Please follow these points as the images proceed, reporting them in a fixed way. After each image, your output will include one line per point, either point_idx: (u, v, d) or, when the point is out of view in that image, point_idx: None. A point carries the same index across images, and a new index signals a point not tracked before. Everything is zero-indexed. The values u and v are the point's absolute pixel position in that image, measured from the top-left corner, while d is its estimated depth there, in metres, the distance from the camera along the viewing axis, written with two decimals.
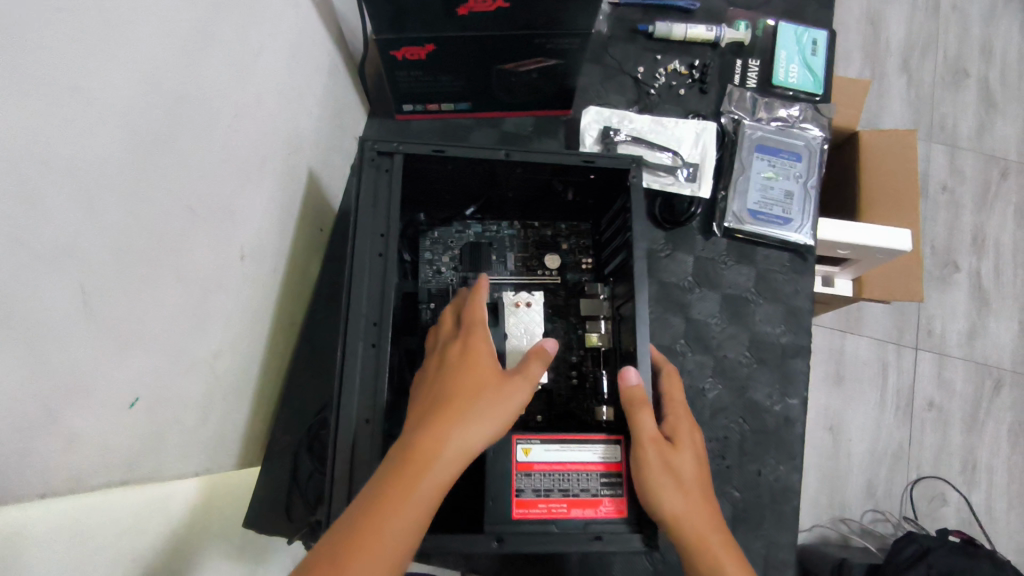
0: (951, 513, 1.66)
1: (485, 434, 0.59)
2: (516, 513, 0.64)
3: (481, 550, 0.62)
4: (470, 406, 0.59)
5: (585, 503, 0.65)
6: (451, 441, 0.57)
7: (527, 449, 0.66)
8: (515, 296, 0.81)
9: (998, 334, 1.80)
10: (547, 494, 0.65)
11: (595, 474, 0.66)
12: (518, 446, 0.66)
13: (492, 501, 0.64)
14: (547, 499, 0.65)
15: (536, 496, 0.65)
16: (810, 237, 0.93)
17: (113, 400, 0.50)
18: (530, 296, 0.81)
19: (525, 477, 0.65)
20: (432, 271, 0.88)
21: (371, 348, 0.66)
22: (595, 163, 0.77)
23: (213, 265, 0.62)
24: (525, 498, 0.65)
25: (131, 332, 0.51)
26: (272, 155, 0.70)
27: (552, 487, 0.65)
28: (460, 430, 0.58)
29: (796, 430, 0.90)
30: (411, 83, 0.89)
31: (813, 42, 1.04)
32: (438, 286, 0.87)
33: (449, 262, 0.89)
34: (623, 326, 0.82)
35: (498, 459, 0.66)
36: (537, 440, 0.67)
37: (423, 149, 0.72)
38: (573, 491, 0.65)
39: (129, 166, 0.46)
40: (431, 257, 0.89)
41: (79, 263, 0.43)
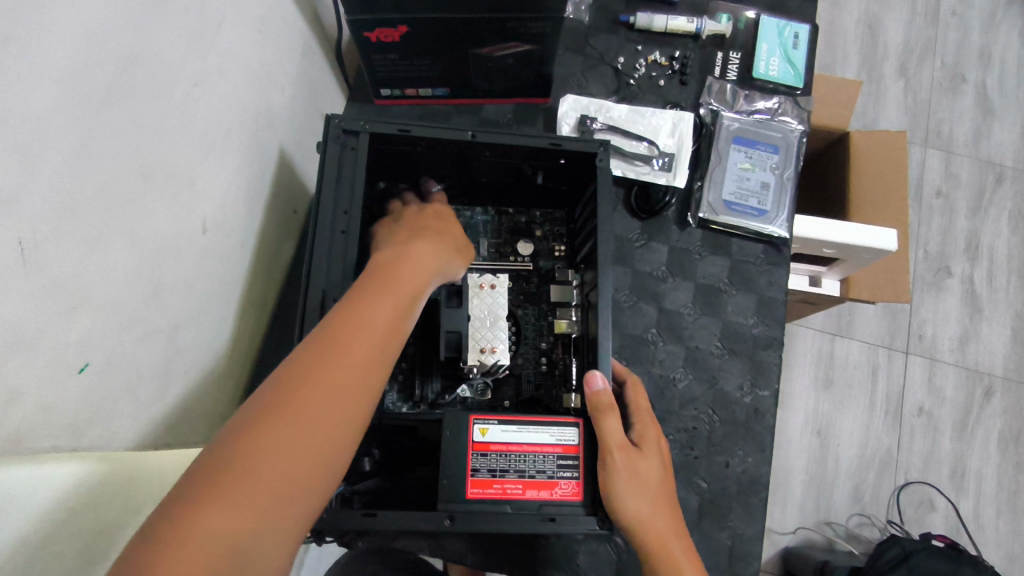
0: (938, 519, 1.64)
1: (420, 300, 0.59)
2: (470, 492, 0.63)
3: (432, 528, 0.61)
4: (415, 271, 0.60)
5: (541, 484, 0.64)
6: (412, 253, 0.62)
7: (484, 429, 0.66)
8: (480, 277, 0.82)
9: (990, 341, 1.79)
10: (503, 475, 0.65)
11: (551, 456, 0.66)
12: (475, 427, 0.66)
13: (446, 479, 0.64)
14: (502, 480, 0.64)
15: (491, 476, 0.64)
16: (784, 229, 0.93)
17: (60, 364, 0.51)
18: (495, 278, 0.82)
19: (481, 457, 0.65)
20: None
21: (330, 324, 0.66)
22: (563, 147, 0.77)
23: (170, 234, 0.62)
24: (480, 478, 0.64)
25: (78, 293, 0.51)
26: (236, 129, 0.70)
27: (508, 467, 0.65)
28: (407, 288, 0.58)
29: (766, 422, 0.90)
30: (387, 67, 0.89)
31: (794, 35, 1.04)
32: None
33: None
34: (590, 312, 0.81)
35: (454, 439, 0.65)
36: (495, 421, 0.66)
37: (389, 128, 0.73)
38: (529, 472, 0.65)
39: (74, 123, 0.47)
40: None
41: (19, 215, 0.43)
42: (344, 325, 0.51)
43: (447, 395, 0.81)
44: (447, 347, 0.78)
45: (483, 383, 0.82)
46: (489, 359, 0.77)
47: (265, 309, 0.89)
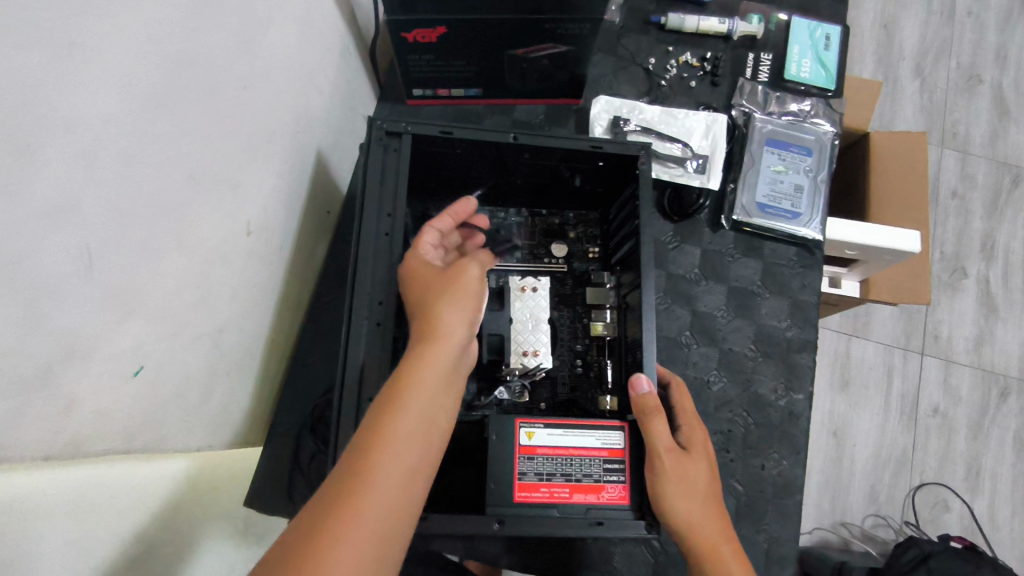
0: (953, 520, 1.64)
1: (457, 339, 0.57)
2: (518, 496, 0.64)
3: (482, 532, 0.61)
4: (451, 314, 0.58)
5: (588, 488, 0.64)
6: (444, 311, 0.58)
7: (531, 433, 0.66)
8: (521, 280, 0.82)
9: (1006, 342, 1.79)
10: (550, 478, 0.65)
11: (598, 459, 0.66)
12: (521, 430, 0.66)
13: (494, 483, 0.64)
14: (549, 483, 0.64)
15: (538, 479, 0.64)
16: (818, 232, 0.93)
17: (116, 368, 0.51)
18: (536, 280, 0.82)
19: (528, 460, 0.65)
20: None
21: (376, 327, 0.66)
22: (604, 149, 0.77)
23: (217, 238, 0.62)
24: (527, 481, 0.64)
25: (134, 299, 0.51)
26: (279, 131, 0.70)
27: (554, 471, 0.65)
28: (446, 347, 0.56)
29: (800, 425, 0.90)
30: (422, 68, 0.89)
31: (826, 37, 1.04)
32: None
33: None
34: (628, 315, 0.81)
35: (500, 442, 0.65)
36: (541, 425, 0.66)
37: (431, 130, 0.72)
38: (575, 475, 0.65)
39: (133, 128, 0.46)
40: None
41: (80, 223, 0.43)
42: (382, 412, 0.50)
43: (484, 396, 0.81)
44: (489, 350, 0.78)
45: (520, 385, 0.81)
46: (531, 362, 0.77)
47: (299, 310, 0.89)
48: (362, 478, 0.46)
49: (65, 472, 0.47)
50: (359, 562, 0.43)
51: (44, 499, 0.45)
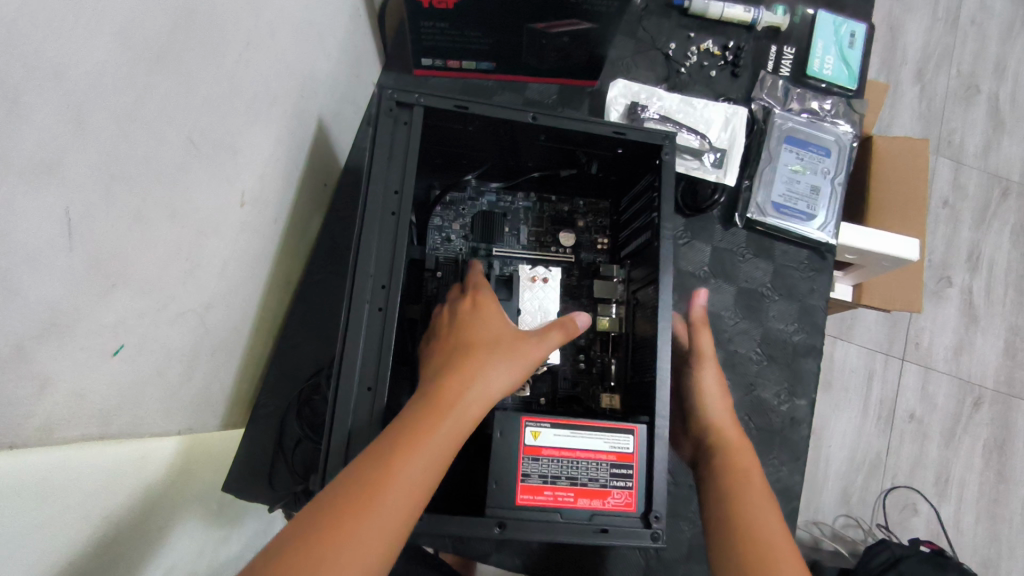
0: (919, 524, 1.67)
1: (507, 382, 0.58)
2: (521, 498, 0.60)
3: (483, 535, 0.58)
4: (531, 357, 0.60)
5: (594, 493, 0.62)
6: (525, 349, 0.61)
7: (536, 432, 0.62)
8: (532, 269, 0.77)
9: (983, 353, 1.81)
10: (554, 481, 0.61)
11: (605, 463, 0.63)
12: (527, 430, 0.62)
13: (496, 484, 0.60)
14: (553, 487, 0.61)
15: (542, 482, 0.61)
16: (832, 236, 0.90)
17: (96, 347, 0.46)
18: (547, 270, 0.77)
19: (533, 462, 0.61)
20: (440, 239, 0.83)
21: (378, 312, 0.61)
22: (627, 135, 0.72)
23: (211, 207, 0.56)
24: (531, 483, 0.61)
25: (119, 271, 0.46)
26: (282, 94, 0.64)
27: (559, 474, 0.62)
28: (512, 374, 0.59)
29: (801, 432, 0.88)
30: (434, 36, 0.83)
31: (851, 34, 1.01)
32: (445, 255, 0.81)
33: (459, 231, 0.83)
34: (638, 313, 0.78)
35: (506, 442, 0.61)
36: (548, 424, 0.62)
37: (446, 103, 0.67)
38: (581, 479, 0.62)
39: (130, 81, 0.41)
40: (440, 223, 0.83)
41: (65, 186, 0.38)
42: (431, 413, 0.52)
43: None
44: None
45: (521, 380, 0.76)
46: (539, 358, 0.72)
47: (289, 287, 0.84)
48: (385, 485, 0.47)
49: (34, 457, 0.43)
50: (392, 526, 0.46)
51: (9, 488, 0.41)
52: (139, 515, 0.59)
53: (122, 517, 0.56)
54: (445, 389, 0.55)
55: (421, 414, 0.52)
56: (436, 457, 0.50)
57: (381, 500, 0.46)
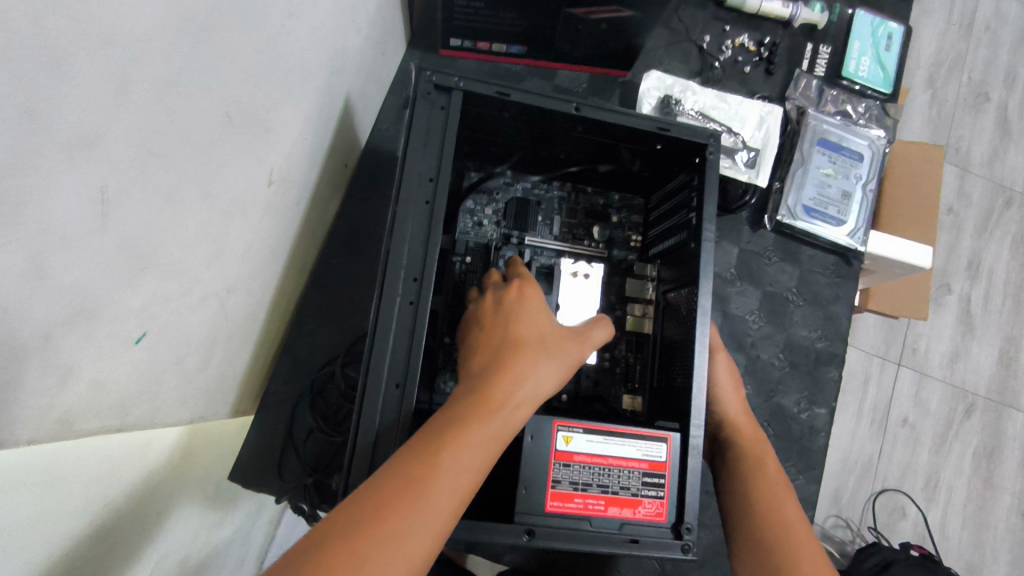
0: (907, 527, 1.68)
1: (552, 383, 0.56)
2: (551, 505, 0.58)
3: (511, 542, 0.56)
4: (574, 357, 0.59)
5: (625, 501, 0.60)
6: (570, 349, 0.59)
7: (568, 437, 0.60)
8: (574, 263, 0.75)
9: (978, 361, 1.82)
10: (585, 488, 0.59)
11: (637, 471, 0.61)
12: (558, 434, 0.60)
13: (526, 490, 0.58)
14: (584, 494, 0.59)
15: (573, 489, 0.59)
16: (859, 242, 0.89)
17: (120, 335, 0.43)
18: (590, 267, 0.75)
19: (563, 467, 0.59)
20: (471, 223, 0.80)
21: (410, 306, 0.58)
22: (672, 132, 0.70)
23: (240, 187, 0.53)
24: (561, 490, 0.59)
25: (148, 254, 0.43)
26: (315, 69, 0.61)
27: (590, 481, 0.60)
28: (556, 373, 0.57)
29: (819, 441, 0.87)
30: (467, 15, 0.79)
31: (887, 36, 0.98)
32: (476, 240, 0.78)
33: (492, 216, 0.81)
34: (669, 314, 0.76)
35: (537, 446, 0.59)
36: (580, 429, 0.60)
37: (488, 89, 0.64)
38: (612, 487, 0.60)
39: (177, 45, 0.37)
40: (472, 207, 0.80)
41: (104, 160, 0.34)
42: (478, 411, 0.51)
43: None
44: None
45: None
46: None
47: (304, 271, 0.81)
48: (431, 484, 0.45)
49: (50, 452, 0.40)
50: (437, 527, 0.45)
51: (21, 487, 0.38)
52: (141, 509, 0.56)
53: (127, 512, 0.54)
54: (492, 389, 0.53)
55: (468, 412, 0.50)
56: (478, 462, 0.49)
57: (428, 500, 0.45)
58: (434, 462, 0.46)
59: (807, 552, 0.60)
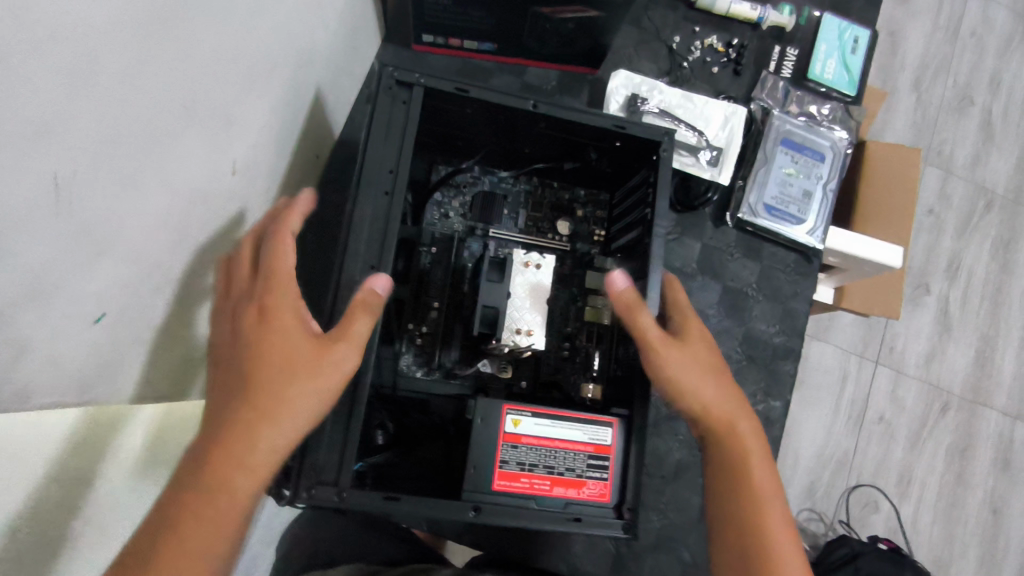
0: (879, 521, 1.72)
1: (317, 394, 0.56)
2: (497, 484, 0.62)
3: (458, 518, 0.60)
4: (294, 366, 0.55)
5: (569, 482, 0.63)
6: (282, 356, 0.56)
7: (517, 420, 0.63)
8: (525, 254, 0.75)
9: (953, 360, 1.85)
10: (531, 469, 0.63)
11: (583, 454, 0.64)
12: (507, 417, 0.63)
13: (473, 469, 0.62)
14: (530, 474, 0.63)
15: (520, 469, 0.63)
16: (819, 241, 0.92)
17: (79, 315, 0.45)
18: (541, 257, 0.75)
19: (511, 449, 0.63)
20: (438, 214, 0.83)
21: None
22: (627, 129, 0.72)
23: (202, 175, 0.55)
24: (508, 470, 0.62)
25: (107, 237, 0.45)
26: (280, 63, 0.63)
27: (537, 462, 0.63)
28: (330, 377, 0.56)
29: (773, 432, 0.90)
30: (438, 12, 0.81)
31: (854, 39, 1.01)
32: (442, 231, 0.81)
33: (459, 208, 0.84)
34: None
35: (486, 428, 0.62)
36: (528, 413, 0.63)
37: (447, 85, 0.67)
38: (557, 468, 0.63)
39: (133, 39, 0.39)
40: (441, 199, 0.83)
41: (61, 146, 0.37)
42: (237, 432, 0.53)
43: (464, 366, 0.78)
44: (482, 323, 0.72)
45: (504, 360, 0.78)
46: (523, 342, 0.71)
47: None
48: (200, 510, 0.50)
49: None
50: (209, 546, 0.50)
51: None
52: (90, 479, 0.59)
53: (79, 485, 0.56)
54: (228, 447, 0.52)
55: (227, 435, 0.53)
56: (228, 521, 0.51)
57: (190, 526, 0.50)
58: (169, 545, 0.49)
59: (775, 525, 0.66)
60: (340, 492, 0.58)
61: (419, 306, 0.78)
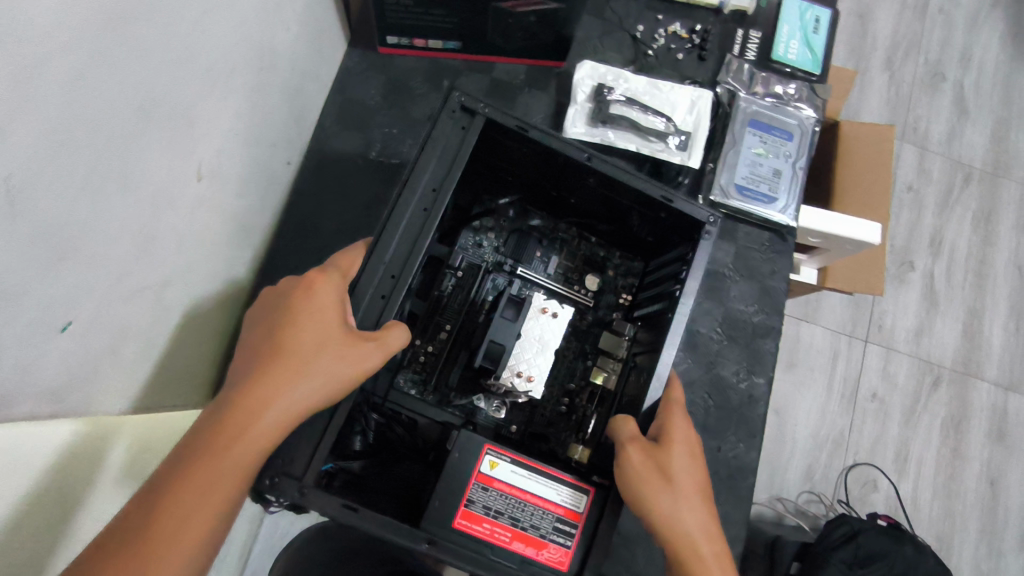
0: (879, 499, 1.71)
1: (330, 384, 0.62)
2: (457, 522, 0.66)
3: (411, 545, 0.63)
4: (321, 359, 0.63)
5: (531, 540, 0.67)
6: (309, 350, 0.63)
7: (494, 463, 0.68)
8: (545, 301, 0.79)
9: (943, 335, 1.85)
10: (496, 516, 0.67)
11: (551, 515, 0.68)
12: (485, 458, 0.68)
13: (439, 501, 0.66)
14: (493, 521, 0.67)
15: (484, 513, 0.67)
16: (792, 218, 0.92)
17: (42, 320, 0.45)
18: (560, 307, 0.79)
19: (482, 490, 0.68)
20: (472, 242, 0.88)
21: (380, 299, 0.67)
22: (675, 204, 0.76)
23: (166, 181, 0.56)
24: (473, 510, 0.67)
25: (69, 244, 0.46)
26: (239, 69, 0.63)
27: (502, 510, 0.68)
28: (348, 367, 0.63)
29: (758, 410, 0.90)
30: (400, 13, 0.82)
31: (816, 19, 1.02)
32: (472, 258, 0.87)
33: (493, 240, 0.89)
34: (634, 375, 0.81)
35: (462, 462, 0.68)
36: (507, 459, 0.69)
37: (510, 121, 0.72)
38: (522, 523, 0.68)
39: (77, 43, 0.40)
40: (478, 227, 0.88)
41: (11, 149, 0.37)
42: (256, 404, 0.60)
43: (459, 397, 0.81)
44: (486, 355, 0.75)
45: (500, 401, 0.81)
46: (523, 386, 0.75)
47: (253, 268, 0.83)
48: (208, 467, 0.56)
49: None
50: (211, 504, 0.56)
51: None
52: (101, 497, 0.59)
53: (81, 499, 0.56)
54: (242, 418, 0.59)
55: (246, 405, 0.59)
56: (235, 471, 0.57)
57: (200, 480, 0.56)
58: (186, 482, 0.55)
59: None
60: (301, 489, 0.60)
61: (431, 324, 0.84)
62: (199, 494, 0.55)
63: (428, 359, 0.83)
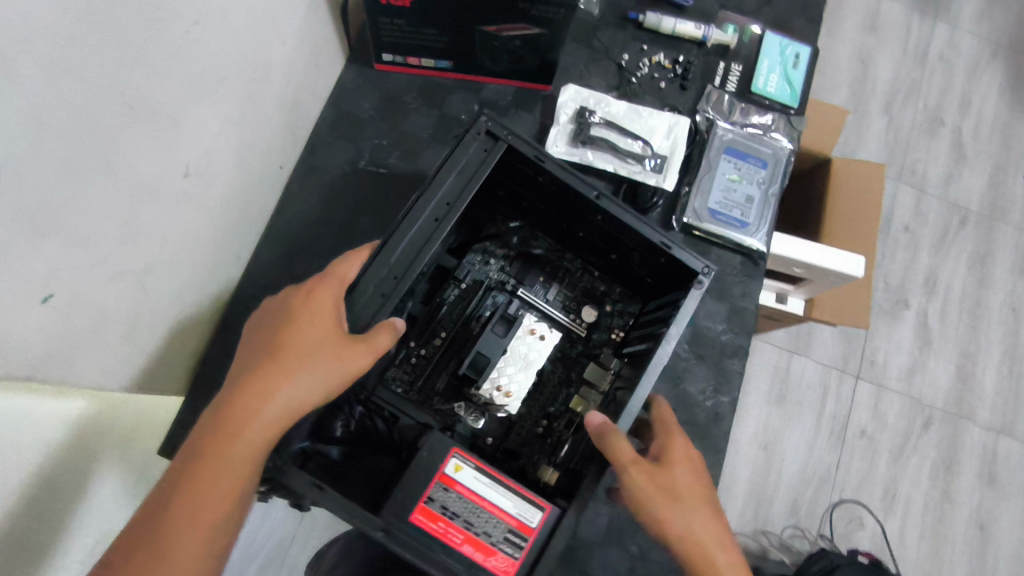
0: (864, 537, 1.69)
1: (328, 381, 0.66)
2: (414, 516, 0.69)
3: (371, 530, 0.66)
4: (319, 358, 0.66)
5: (481, 546, 0.69)
6: (308, 349, 0.67)
7: (458, 466, 0.71)
8: (535, 322, 0.82)
9: (935, 375, 1.85)
10: (451, 517, 0.70)
11: (503, 525, 0.71)
12: (451, 460, 0.71)
13: (401, 493, 0.69)
14: (448, 520, 0.70)
15: (441, 512, 0.70)
16: (763, 243, 0.96)
17: (22, 291, 0.49)
18: (548, 330, 0.82)
19: (442, 490, 0.70)
20: (480, 260, 0.91)
21: (381, 297, 0.72)
22: (672, 251, 0.79)
23: (152, 173, 0.60)
24: (431, 508, 0.69)
25: (51, 223, 0.50)
26: (232, 75, 0.68)
27: (459, 512, 0.70)
28: (344, 366, 0.67)
29: (723, 426, 0.92)
30: (393, 33, 0.88)
31: (795, 55, 1.06)
32: (477, 274, 0.90)
33: (500, 259, 0.93)
34: (610, 407, 0.82)
35: (430, 460, 0.71)
36: (471, 464, 0.72)
37: (527, 150, 0.77)
38: (475, 528, 0.70)
39: (60, 38, 0.45)
40: (488, 246, 0.93)
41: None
42: (260, 401, 0.63)
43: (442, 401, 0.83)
44: (471, 365, 0.79)
45: (478, 412, 0.83)
46: (500, 399, 0.78)
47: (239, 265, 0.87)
48: (217, 458, 0.60)
49: None
50: (224, 493, 0.60)
51: None
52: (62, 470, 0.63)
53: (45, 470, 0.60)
54: (246, 414, 0.63)
55: (249, 403, 0.63)
56: (241, 462, 0.61)
57: (211, 473, 0.60)
58: (198, 473, 0.60)
59: None
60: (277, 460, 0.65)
61: (428, 329, 0.87)
62: (211, 483, 0.60)
63: (419, 361, 0.86)
